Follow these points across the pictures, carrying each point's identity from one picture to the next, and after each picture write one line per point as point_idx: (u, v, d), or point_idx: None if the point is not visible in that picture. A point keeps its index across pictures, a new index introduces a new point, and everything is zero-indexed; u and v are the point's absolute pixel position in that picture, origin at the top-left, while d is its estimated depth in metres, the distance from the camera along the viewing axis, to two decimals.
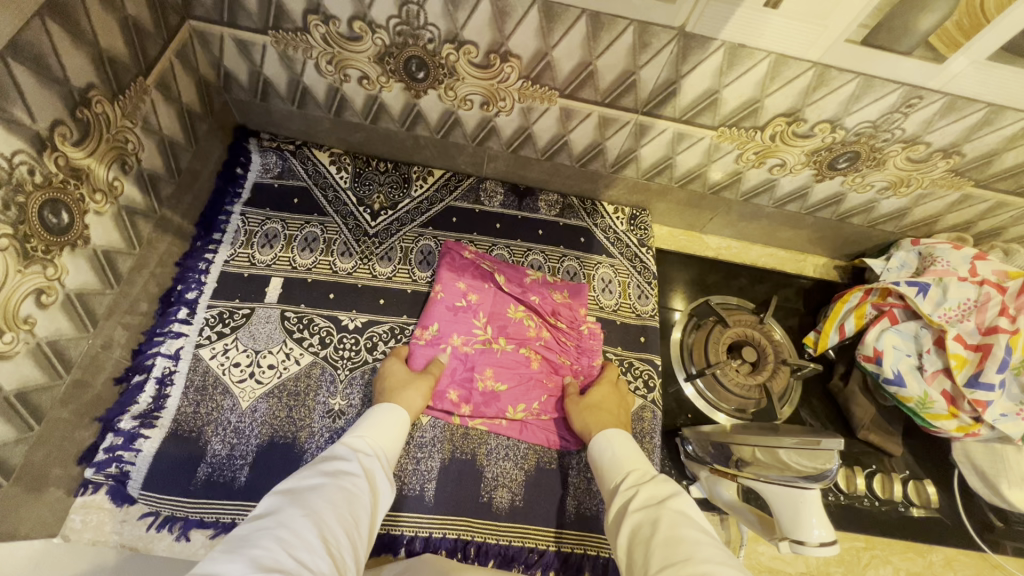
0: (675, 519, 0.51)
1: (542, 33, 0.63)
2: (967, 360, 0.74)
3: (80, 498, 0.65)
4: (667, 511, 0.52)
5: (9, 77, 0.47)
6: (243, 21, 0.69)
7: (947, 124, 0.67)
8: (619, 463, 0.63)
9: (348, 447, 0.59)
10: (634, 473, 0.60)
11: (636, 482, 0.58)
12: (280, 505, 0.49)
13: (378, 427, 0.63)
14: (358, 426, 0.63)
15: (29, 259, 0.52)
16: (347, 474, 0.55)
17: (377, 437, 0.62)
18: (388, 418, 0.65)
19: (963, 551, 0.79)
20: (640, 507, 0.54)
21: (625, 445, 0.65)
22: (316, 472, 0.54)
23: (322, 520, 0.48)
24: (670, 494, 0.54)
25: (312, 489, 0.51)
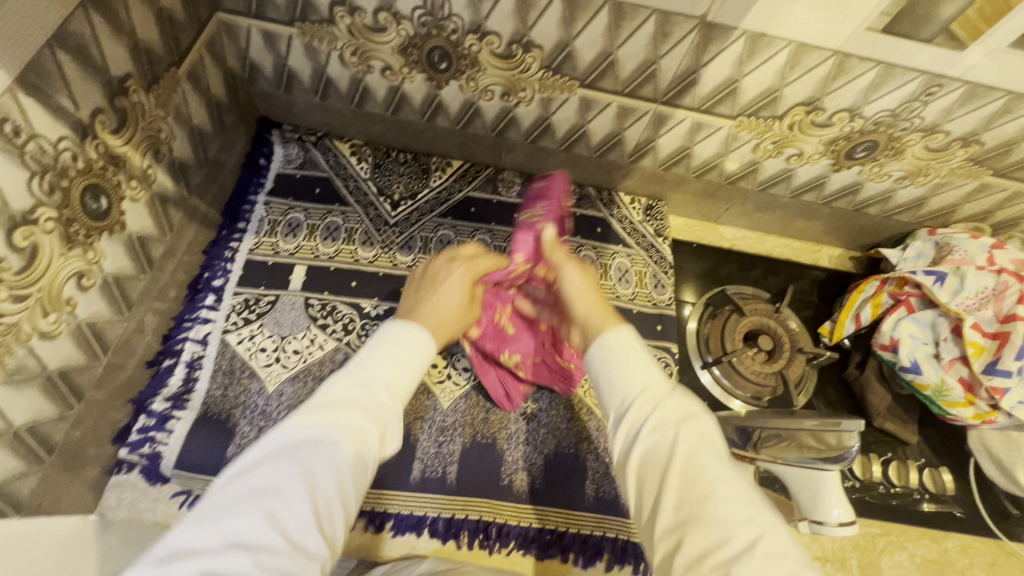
0: (702, 459, 0.41)
1: (565, 23, 0.64)
2: (985, 348, 0.74)
3: (115, 477, 0.67)
4: (683, 439, 0.42)
5: (55, 65, 0.48)
6: (270, 13, 0.70)
7: (966, 112, 0.67)
8: (626, 371, 0.47)
9: (363, 383, 0.46)
10: (645, 384, 0.46)
11: (645, 398, 0.45)
12: (272, 461, 0.39)
13: (400, 357, 0.50)
14: (376, 352, 0.50)
15: (72, 242, 0.54)
16: (355, 423, 0.43)
17: (398, 372, 0.49)
18: (415, 350, 0.51)
19: (979, 538, 0.79)
20: (651, 435, 0.43)
21: (628, 349, 0.48)
22: (320, 413, 0.43)
23: (319, 491, 0.39)
24: (693, 421, 0.44)
25: (311, 443, 0.41)
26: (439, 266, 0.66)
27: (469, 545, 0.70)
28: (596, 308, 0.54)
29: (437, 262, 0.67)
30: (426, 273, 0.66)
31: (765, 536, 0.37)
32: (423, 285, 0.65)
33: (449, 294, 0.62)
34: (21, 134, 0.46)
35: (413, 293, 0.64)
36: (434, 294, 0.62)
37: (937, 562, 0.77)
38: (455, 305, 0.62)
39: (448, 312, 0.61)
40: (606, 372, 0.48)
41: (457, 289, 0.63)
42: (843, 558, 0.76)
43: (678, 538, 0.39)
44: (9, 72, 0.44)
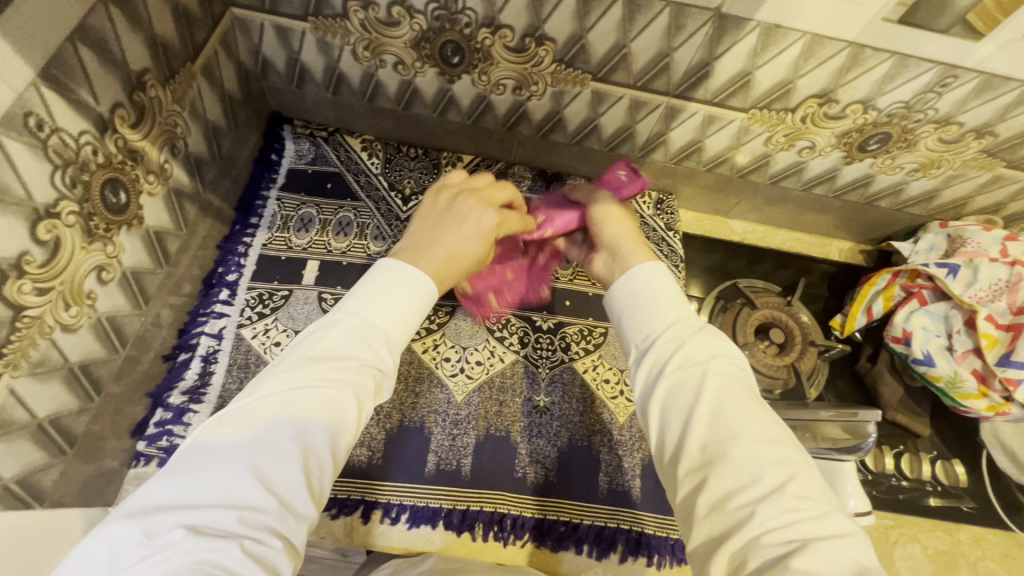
0: (728, 395, 0.43)
1: (578, 16, 0.64)
2: (998, 340, 0.74)
3: (133, 470, 0.66)
4: (714, 381, 0.44)
5: (77, 60, 0.49)
6: (284, 8, 0.70)
7: (981, 103, 0.67)
8: (657, 312, 0.50)
9: (352, 334, 0.46)
10: (673, 322, 0.49)
11: (675, 334, 0.48)
12: (262, 416, 0.40)
13: (387, 307, 0.48)
14: (366, 299, 0.48)
15: (93, 236, 0.55)
16: (346, 376, 0.43)
17: (389, 323, 0.48)
18: (405, 296, 0.49)
19: (991, 530, 0.79)
20: (681, 368, 0.45)
21: (665, 283, 0.52)
22: (310, 369, 0.43)
23: (309, 447, 0.39)
24: (720, 361, 0.45)
25: (300, 398, 0.41)
26: (464, 207, 0.62)
27: (484, 537, 0.70)
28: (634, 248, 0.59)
29: (463, 201, 0.63)
30: (445, 211, 0.62)
31: (794, 479, 0.38)
32: (439, 223, 0.61)
33: (465, 232, 0.60)
34: (45, 128, 0.47)
35: (424, 230, 0.60)
36: (451, 234, 0.59)
37: (950, 554, 0.77)
38: (473, 245, 0.60)
39: (466, 251, 0.59)
40: (630, 314, 0.52)
41: (473, 233, 0.60)
42: None
43: (703, 477, 0.39)
44: (33, 66, 0.44)
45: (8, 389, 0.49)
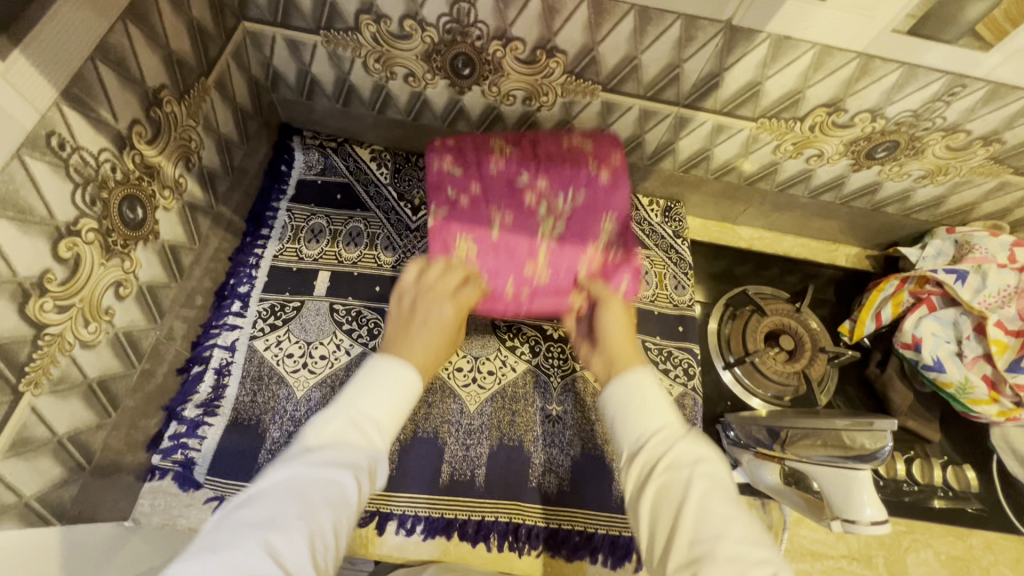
0: (709, 492, 0.47)
1: (590, 28, 0.65)
2: (1008, 346, 0.75)
3: (147, 484, 0.67)
4: (699, 480, 0.48)
5: (97, 79, 0.49)
6: (296, 22, 0.71)
7: (989, 112, 0.68)
8: (650, 414, 0.54)
9: (351, 420, 0.50)
10: (662, 426, 0.53)
11: (667, 438, 0.52)
12: (269, 497, 0.42)
13: (383, 393, 0.53)
14: (364, 387, 0.53)
15: (111, 253, 0.55)
16: (348, 457, 0.47)
17: (386, 406, 0.52)
18: (399, 379, 0.55)
19: (1002, 535, 0.80)
20: (670, 470, 0.49)
21: (654, 390, 0.57)
22: (312, 454, 0.46)
23: (312, 523, 0.41)
24: (703, 461, 0.50)
25: (305, 479, 0.44)
26: (427, 302, 0.67)
27: (499, 548, 0.71)
28: (620, 349, 0.63)
29: (426, 296, 0.67)
30: (411, 306, 0.67)
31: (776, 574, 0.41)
32: (406, 319, 0.66)
33: (428, 330, 0.65)
34: (67, 147, 0.47)
35: (395, 327, 0.66)
36: (415, 331, 0.65)
37: (962, 559, 0.78)
38: (435, 336, 0.65)
39: (431, 344, 0.64)
40: (624, 412, 0.56)
41: (437, 326, 0.65)
42: (868, 556, 0.77)
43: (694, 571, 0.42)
44: (56, 86, 0.45)
45: (30, 407, 0.49)
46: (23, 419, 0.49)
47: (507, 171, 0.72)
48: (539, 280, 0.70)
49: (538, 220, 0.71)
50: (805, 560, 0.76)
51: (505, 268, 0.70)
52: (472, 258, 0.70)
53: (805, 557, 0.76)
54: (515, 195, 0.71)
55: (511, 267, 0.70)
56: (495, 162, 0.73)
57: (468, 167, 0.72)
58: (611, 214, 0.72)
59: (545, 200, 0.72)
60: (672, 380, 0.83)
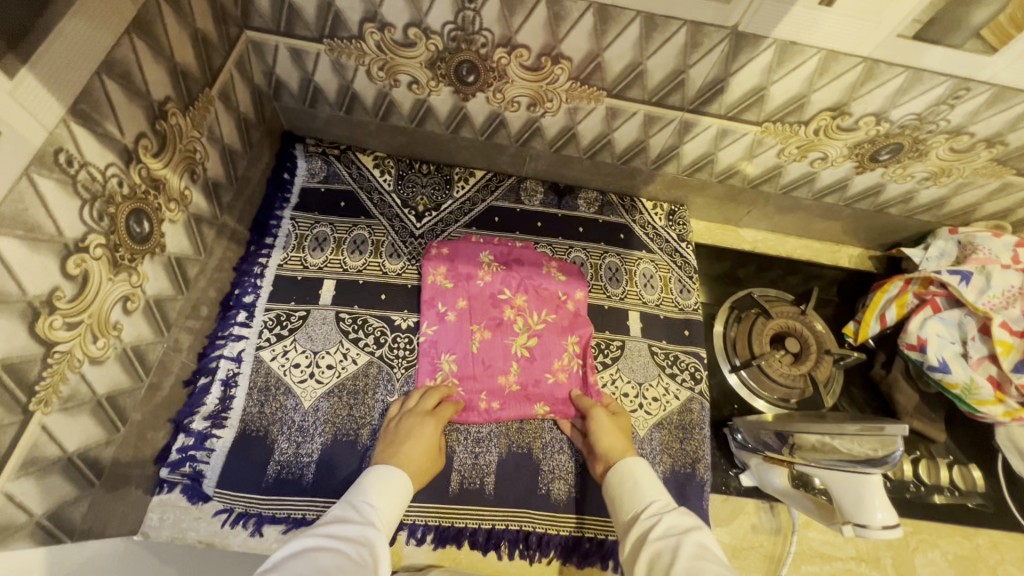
0: (695, 550, 0.51)
1: (595, 35, 0.65)
2: (1013, 347, 0.75)
3: (157, 497, 0.68)
4: (689, 540, 0.53)
5: (103, 94, 0.48)
6: (299, 31, 0.70)
7: (993, 115, 0.68)
8: (641, 494, 0.62)
9: (354, 512, 0.57)
10: (655, 505, 0.60)
11: (658, 511, 0.59)
12: (290, 562, 0.47)
13: (380, 491, 0.61)
14: (364, 488, 0.61)
15: (119, 267, 0.54)
16: (355, 538, 0.53)
17: (381, 506, 0.60)
18: (394, 479, 0.63)
19: (1008, 533, 0.80)
20: (661, 534, 0.55)
21: (647, 474, 0.65)
22: (325, 532, 0.52)
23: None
24: (689, 526, 0.55)
25: (322, 548, 0.49)
26: (410, 424, 0.70)
27: (510, 556, 0.71)
28: (618, 450, 0.69)
29: (410, 418, 0.71)
30: (395, 427, 0.70)
31: None
32: (391, 438, 0.69)
33: (417, 444, 0.68)
34: (74, 163, 0.47)
35: (382, 446, 0.68)
36: (403, 445, 0.67)
37: (969, 559, 0.78)
38: (425, 454, 0.68)
39: (420, 461, 0.67)
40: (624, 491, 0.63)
41: (425, 442, 0.69)
42: (877, 557, 0.77)
43: None
44: (63, 103, 0.44)
45: (41, 425, 0.49)
46: (34, 438, 0.48)
47: (492, 286, 0.83)
48: (511, 391, 0.78)
49: (515, 335, 0.81)
50: (815, 562, 0.76)
51: (479, 383, 0.77)
52: (454, 372, 0.78)
53: (814, 559, 0.76)
54: (496, 311, 0.82)
55: (488, 378, 0.78)
56: (481, 279, 0.83)
57: (457, 281, 0.83)
58: (577, 336, 0.83)
59: (523, 314, 0.82)
60: (679, 384, 0.83)
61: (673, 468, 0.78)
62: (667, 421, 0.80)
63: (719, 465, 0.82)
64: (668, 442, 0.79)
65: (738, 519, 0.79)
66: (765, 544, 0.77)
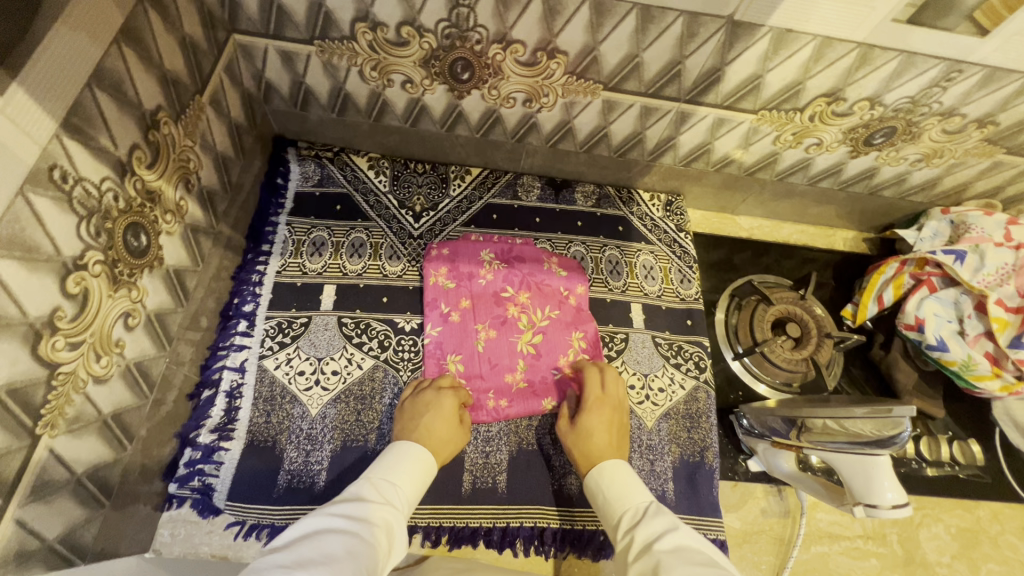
0: (672, 558, 0.50)
1: (591, 29, 0.64)
2: (1009, 323, 0.77)
3: (167, 513, 0.67)
4: (659, 554, 0.51)
5: (95, 106, 0.47)
6: (289, 32, 0.69)
7: (984, 95, 0.69)
8: (614, 507, 0.60)
9: (374, 492, 0.57)
10: (629, 514, 0.58)
11: (631, 524, 0.57)
12: (300, 545, 0.47)
13: (402, 472, 0.61)
14: (385, 467, 0.62)
15: (118, 283, 0.53)
16: (372, 520, 0.53)
17: (400, 486, 0.60)
18: (417, 457, 0.64)
19: (1009, 504, 0.82)
20: (638, 553, 0.53)
21: (612, 476, 0.63)
22: (340, 511, 0.53)
23: (341, 563, 0.45)
24: (661, 533, 0.54)
25: (333, 529, 0.50)
26: (428, 397, 0.71)
27: (525, 552, 0.71)
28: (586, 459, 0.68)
29: (427, 393, 0.71)
30: (414, 400, 0.71)
31: None
32: (410, 411, 0.70)
33: (436, 416, 0.69)
34: (69, 179, 0.45)
35: (402, 420, 0.69)
36: (422, 418, 0.68)
37: (971, 531, 0.80)
38: (446, 425, 0.69)
39: (442, 431, 0.68)
40: (604, 507, 0.62)
41: (446, 414, 0.69)
42: (883, 533, 0.79)
43: None
44: (55, 117, 0.43)
45: (48, 449, 0.47)
46: (41, 462, 0.47)
47: (494, 284, 0.82)
48: (518, 388, 0.78)
49: (520, 333, 0.80)
50: (824, 543, 0.78)
51: (485, 384, 0.77)
52: (461, 372, 0.77)
53: (822, 539, 0.78)
54: (500, 309, 0.81)
55: (495, 377, 0.78)
56: (484, 277, 0.82)
57: (459, 280, 0.82)
58: (584, 331, 0.82)
59: (527, 312, 0.82)
60: (683, 373, 0.84)
61: (682, 457, 0.78)
62: (674, 411, 0.81)
63: (728, 452, 0.83)
64: (676, 432, 0.80)
65: (747, 505, 0.80)
66: (774, 527, 0.78)
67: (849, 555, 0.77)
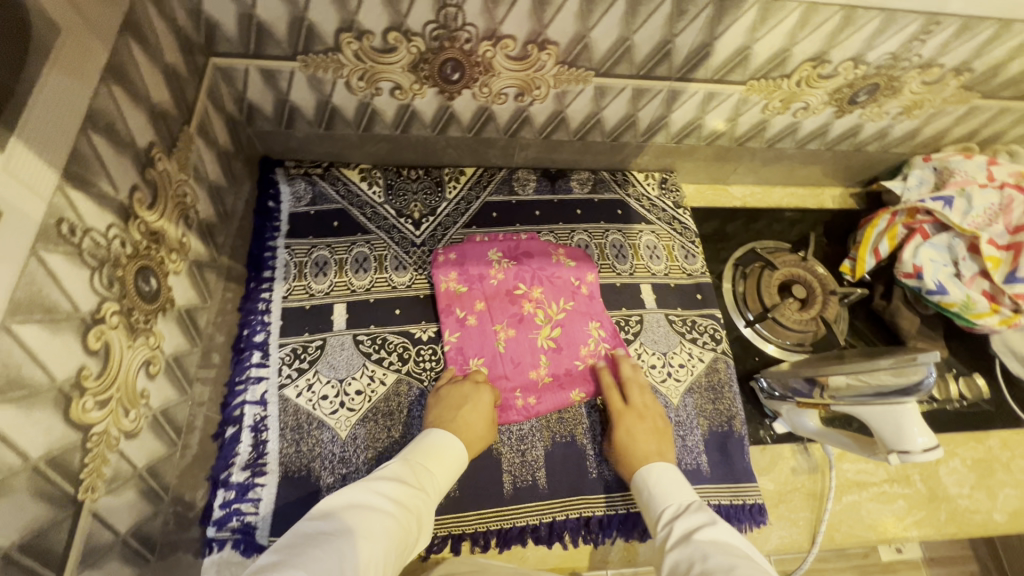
0: (709, 548, 0.53)
1: (582, 16, 0.64)
2: (1001, 260, 0.80)
3: (209, 558, 0.64)
4: (698, 543, 0.54)
5: (92, 150, 0.45)
6: (270, 50, 0.66)
7: (961, 44, 0.71)
8: (657, 501, 0.64)
9: (410, 475, 0.61)
10: (671, 507, 0.62)
11: (672, 518, 0.60)
12: (344, 512, 0.53)
13: (438, 461, 0.64)
14: (421, 450, 0.64)
15: (136, 331, 0.51)
16: (406, 503, 0.57)
17: (435, 471, 0.63)
18: (449, 450, 0.65)
19: (1014, 430, 0.87)
20: (677, 542, 0.56)
21: (668, 474, 0.66)
22: (379, 490, 0.57)
23: (376, 543, 0.50)
24: (701, 524, 0.57)
25: (370, 508, 0.54)
26: (467, 389, 0.72)
27: (575, 543, 0.71)
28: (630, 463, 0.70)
29: (467, 384, 0.73)
30: (451, 390, 0.72)
31: None
32: (447, 401, 0.71)
33: (474, 412, 0.70)
34: (78, 232, 0.43)
35: (441, 407, 0.70)
36: (460, 410, 0.69)
37: (986, 461, 0.84)
38: (482, 422, 0.70)
39: (477, 426, 0.69)
40: (645, 501, 0.65)
41: (482, 410, 0.71)
42: (907, 475, 0.82)
43: None
44: (56, 167, 0.40)
45: (91, 514, 0.46)
46: (87, 528, 0.45)
47: (506, 282, 0.82)
48: (543, 384, 0.78)
49: (539, 328, 0.80)
50: (854, 491, 0.80)
51: (515, 380, 0.77)
52: (487, 372, 0.77)
53: (852, 488, 0.80)
54: (515, 307, 0.81)
55: (520, 376, 0.78)
56: (494, 275, 0.83)
57: (471, 281, 0.82)
58: (598, 321, 0.83)
59: (542, 307, 0.82)
60: (701, 347, 0.85)
61: (711, 429, 0.80)
62: (697, 385, 0.83)
63: (752, 416, 0.85)
64: (702, 404, 0.81)
65: (778, 466, 0.82)
66: (806, 483, 0.81)
67: (878, 500, 0.80)
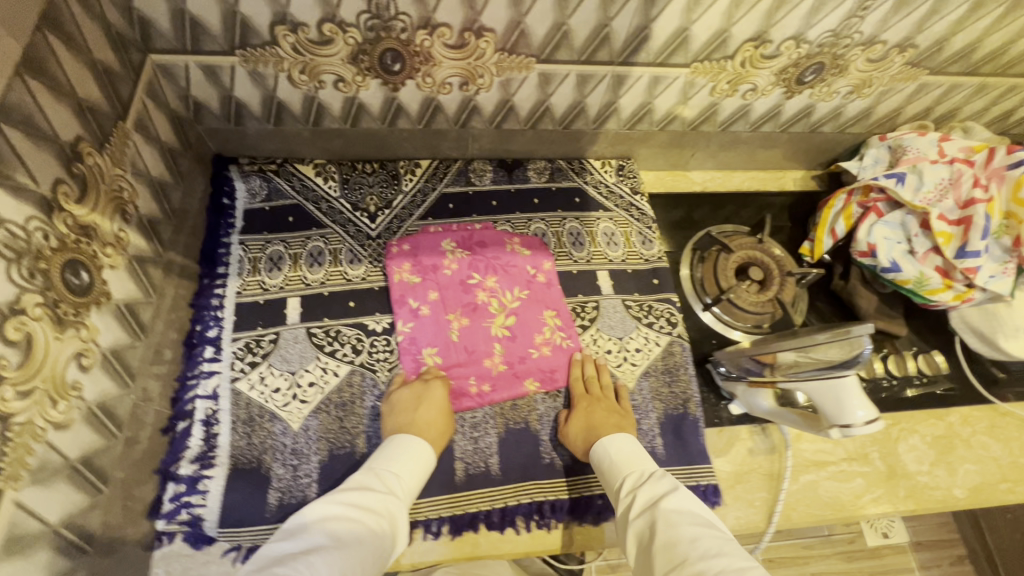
0: (676, 518, 0.56)
1: (513, 2, 0.64)
2: (953, 235, 0.80)
3: (158, 551, 0.65)
4: (664, 514, 0.57)
5: (5, 142, 0.45)
6: (207, 46, 0.67)
7: (900, 19, 0.71)
8: (617, 469, 0.66)
9: (377, 480, 0.63)
10: (633, 474, 0.64)
11: (634, 486, 0.63)
12: (310, 530, 0.55)
13: (404, 462, 0.66)
14: (387, 455, 0.66)
15: (64, 324, 0.52)
16: (376, 509, 0.59)
17: (404, 472, 0.65)
18: (415, 450, 0.67)
19: (974, 406, 0.87)
20: (641, 512, 0.59)
21: (621, 445, 0.68)
22: (347, 502, 0.59)
23: (345, 553, 0.53)
24: (667, 492, 0.60)
25: (338, 521, 0.56)
26: (416, 390, 0.72)
27: (528, 528, 0.71)
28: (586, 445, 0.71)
29: (416, 387, 0.73)
30: (401, 396, 0.72)
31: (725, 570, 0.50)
32: (402, 405, 0.71)
33: (429, 410, 0.70)
34: None
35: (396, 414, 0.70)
36: (416, 411, 0.70)
37: (946, 437, 0.84)
38: (439, 417, 0.71)
39: (438, 420, 0.70)
40: (606, 468, 0.67)
41: (436, 404, 0.71)
42: (866, 453, 0.82)
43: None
44: None
45: (14, 503, 0.46)
46: (9, 518, 0.46)
47: (460, 273, 0.83)
48: (497, 371, 0.78)
49: (493, 317, 0.81)
50: (813, 470, 0.80)
51: (469, 368, 0.78)
52: (440, 363, 0.78)
53: (810, 467, 0.80)
54: (469, 296, 0.82)
55: (473, 364, 0.78)
56: (448, 267, 0.83)
57: (424, 273, 0.82)
58: (553, 309, 0.83)
59: (496, 295, 0.82)
60: (657, 331, 0.85)
61: (667, 412, 0.80)
62: (653, 369, 0.83)
63: (710, 399, 0.85)
64: (659, 387, 0.82)
65: (734, 447, 0.81)
66: (763, 464, 0.80)
67: (836, 478, 0.80)
